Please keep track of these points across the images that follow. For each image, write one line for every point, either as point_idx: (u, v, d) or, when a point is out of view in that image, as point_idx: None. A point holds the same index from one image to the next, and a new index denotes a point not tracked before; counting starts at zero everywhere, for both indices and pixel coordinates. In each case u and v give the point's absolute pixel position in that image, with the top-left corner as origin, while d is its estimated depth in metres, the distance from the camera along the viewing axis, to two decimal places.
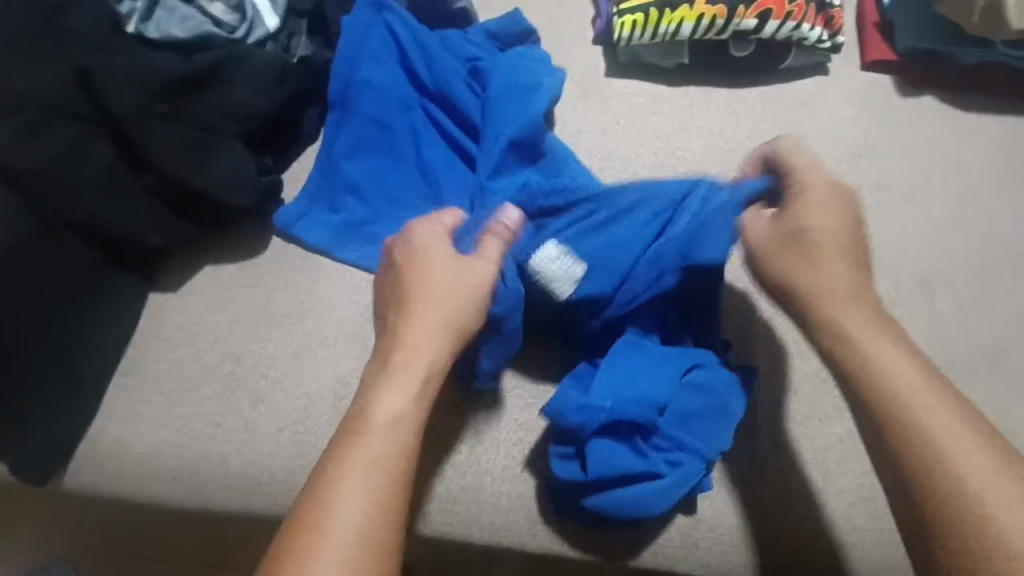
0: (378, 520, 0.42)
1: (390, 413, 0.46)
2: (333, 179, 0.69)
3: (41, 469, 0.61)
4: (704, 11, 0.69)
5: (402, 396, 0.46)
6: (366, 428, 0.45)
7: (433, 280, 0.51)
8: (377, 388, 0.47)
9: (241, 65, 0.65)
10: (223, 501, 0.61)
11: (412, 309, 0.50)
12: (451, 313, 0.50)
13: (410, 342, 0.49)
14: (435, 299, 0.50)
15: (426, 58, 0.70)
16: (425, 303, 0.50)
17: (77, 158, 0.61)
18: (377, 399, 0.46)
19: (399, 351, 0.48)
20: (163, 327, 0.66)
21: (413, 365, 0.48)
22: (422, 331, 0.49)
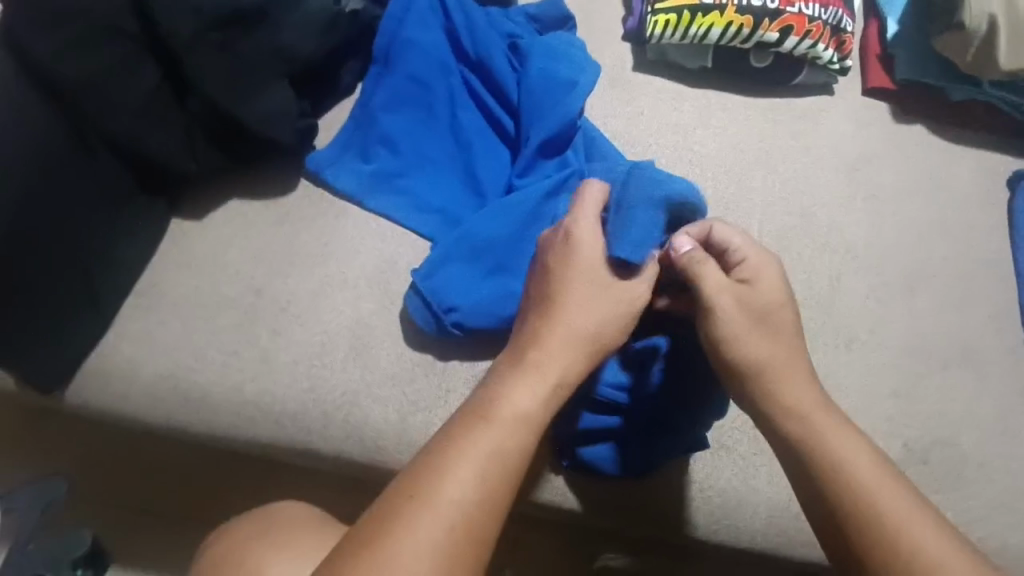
0: (488, 498, 0.45)
1: (515, 411, 0.50)
2: (367, 129, 0.71)
3: (49, 378, 0.60)
4: (732, 20, 0.75)
5: (529, 394, 0.51)
6: (492, 417, 0.49)
7: (581, 292, 0.56)
8: (509, 380, 0.51)
9: (295, 10, 0.65)
10: (233, 425, 0.62)
11: (552, 319, 0.55)
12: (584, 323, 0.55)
13: (546, 348, 0.53)
14: (588, 313, 0.55)
15: (469, 26, 0.73)
16: (568, 313, 0.55)
17: (122, 74, 0.60)
18: (508, 395, 0.50)
19: (531, 354, 0.53)
20: (185, 252, 0.66)
21: (541, 370, 0.52)
22: (558, 343, 0.54)
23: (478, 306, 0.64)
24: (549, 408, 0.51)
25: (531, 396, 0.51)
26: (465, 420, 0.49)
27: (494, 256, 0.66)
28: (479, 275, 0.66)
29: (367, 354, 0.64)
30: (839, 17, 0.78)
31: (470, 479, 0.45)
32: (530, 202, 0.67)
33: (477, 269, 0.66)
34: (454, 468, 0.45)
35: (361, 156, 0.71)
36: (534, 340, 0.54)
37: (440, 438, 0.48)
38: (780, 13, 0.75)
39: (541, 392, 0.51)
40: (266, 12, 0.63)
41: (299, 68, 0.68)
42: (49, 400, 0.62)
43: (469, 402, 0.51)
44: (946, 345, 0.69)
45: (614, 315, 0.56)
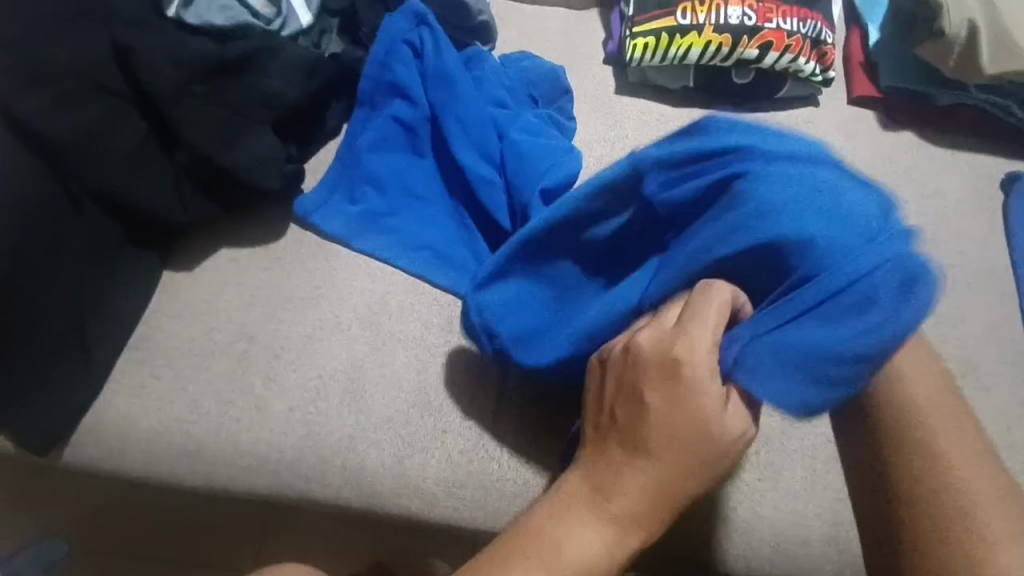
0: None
1: (580, 560, 0.44)
2: (354, 172, 0.71)
3: (44, 437, 0.60)
4: (711, 39, 0.75)
5: (599, 537, 0.45)
6: (552, 567, 0.44)
7: (660, 422, 0.44)
8: (576, 517, 0.46)
9: (276, 58, 0.68)
10: (229, 476, 0.61)
11: (636, 447, 0.45)
12: (667, 457, 0.44)
13: (625, 483, 0.45)
14: (677, 452, 0.43)
15: (445, 65, 0.71)
16: (655, 444, 0.44)
17: (108, 131, 0.62)
18: (573, 534, 0.45)
19: (610, 487, 0.45)
20: (176, 304, 0.66)
21: (614, 508, 0.45)
22: (641, 478, 0.44)
23: (524, 336, 0.58)
24: (625, 552, 0.45)
25: (607, 541, 0.45)
26: (520, 555, 0.45)
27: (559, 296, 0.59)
28: (541, 306, 0.59)
29: (362, 397, 0.64)
30: (819, 30, 0.78)
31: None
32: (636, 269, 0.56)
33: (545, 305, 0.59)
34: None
35: (351, 198, 0.71)
36: (615, 477, 0.45)
37: (485, 563, 0.45)
38: (759, 29, 0.75)
39: (617, 538, 0.45)
40: (250, 62, 0.67)
41: (281, 115, 0.69)
42: (44, 461, 0.62)
43: (537, 534, 0.46)
44: (949, 357, 0.67)
45: (698, 449, 0.43)
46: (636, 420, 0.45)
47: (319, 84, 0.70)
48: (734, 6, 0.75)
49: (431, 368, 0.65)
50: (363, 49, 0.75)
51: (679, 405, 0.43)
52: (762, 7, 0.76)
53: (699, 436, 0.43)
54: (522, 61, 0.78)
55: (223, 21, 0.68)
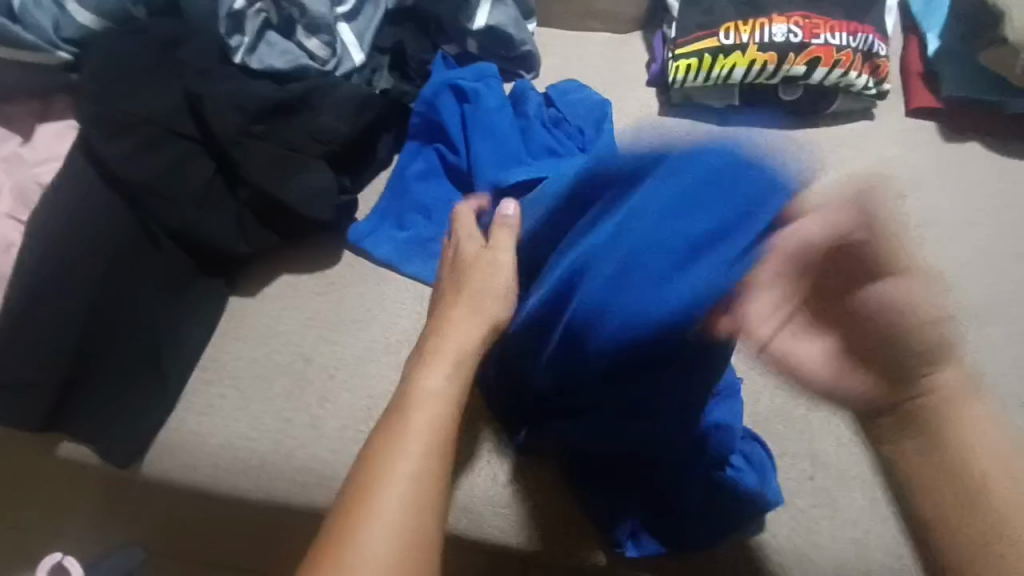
0: (432, 466, 0.47)
1: (432, 394, 0.50)
2: (403, 200, 0.75)
3: (123, 454, 0.65)
4: (755, 58, 0.74)
5: (440, 378, 0.51)
6: (409, 404, 0.49)
7: (469, 283, 0.56)
8: (422, 371, 0.51)
9: (329, 95, 0.73)
10: (289, 493, 0.65)
11: (448, 307, 0.56)
12: (484, 303, 0.55)
13: (450, 335, 0.53)
14: (465, 300, 0.55)
15: (480, 105, 0.74)
16: (463, 299, 0.56)
17: (182, 172, 0.68)
18: (421, 381, 0.51)
19: (441, 331, 0.54)
20: (241, 327, 0.71)
21: (450, 356, 0.52)
22: (460, 328, 0.54)
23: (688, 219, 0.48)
24: (463, 385, 0.51)
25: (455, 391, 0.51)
26: (388, 418, 0.50)
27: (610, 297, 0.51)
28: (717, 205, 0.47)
29: None
30: (871, 42, 0.75)
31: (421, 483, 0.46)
32: (650, 228, 0.49)
33: (679, 305, 0.49)
34: (402, 449, 0.47)
35: (400, 228, 0.74)
36: (443, 327, 0.54)
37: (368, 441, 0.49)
38: (805, 46, 0.74)
39: (447, 402, 0.50)
40: (307, 103, 0.72)
41: (335, 150, 0.73)
42: (125, 475, 0.67)
43: (411, 390, 0.50)
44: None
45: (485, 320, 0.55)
46: (456, 293, 0.56)
47: (369, 118, 0.74)
48: (779, 23, 0.74)
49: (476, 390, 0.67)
50: (410, 84, 0.79)
51: (465, 270, 0.57)
52: (809, 23, 0.74)
53: (490, 270, 0.57)
54: (566, 90, 0.79)
55: (283, 64, 0.74)
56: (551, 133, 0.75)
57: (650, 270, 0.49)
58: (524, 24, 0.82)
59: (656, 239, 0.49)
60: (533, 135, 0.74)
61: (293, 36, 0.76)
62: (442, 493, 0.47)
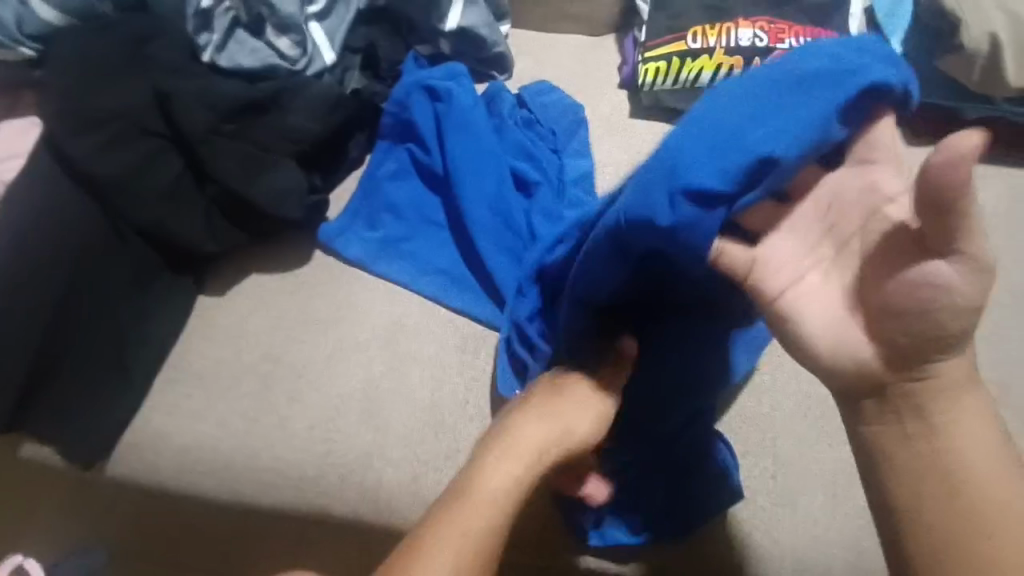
0: (464, 566, 0.47)
1: (495, 490, 0.49)
2: (374, 199, 0.75)
3: (85, 453, 0.65)
4: (721, 62, 0.76)
5: (505, 476, 0.49)
6: (467, 496, 0.49)
7: (562, 398, 0.53)
8: (491, 462, 0.50)
9: (300, 94, 0.73)
10: (255, 493, 0.64)
11: (529, 404, 0.53)
12: (563, 425, 0.51)
13: (523, 428, 0.51)
14: (557, 398, 0.53)
15: (453, 105, 0.75)
16: (555, 404, 0.52)
17: (149, 169, 0.68)
18: (485, 475, 0.50)
19: (514, 418, 0.52)
20: (208, 326, 0.71)
21: (520, 452, 0.50)
22: (535, 421, 0.51)
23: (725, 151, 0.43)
24: (528, 484, 0.50)
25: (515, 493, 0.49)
26: (443, 503, 0.50)
27: (638, 201, 0.45)
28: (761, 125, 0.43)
29: (379, 415, 0.66)
30: None
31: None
32: (727, 112, 0.44)
33: (705, 180, 0.43)
34: (433, 562, 0.46)
35: (372, 227, 0.74)
36: (526, 426, 0.51)
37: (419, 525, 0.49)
38: (771, 50, 0.75)
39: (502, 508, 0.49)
40: (277, 101, 0.72)
41: (305, 149, 0.73)
42: (89, 475, 0.67)
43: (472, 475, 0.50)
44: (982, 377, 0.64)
45: (572, 426, 0.52)
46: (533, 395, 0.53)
47: (340, 118, 0.74)
48: (745, 27, 0.76)
49: (445, 388, 0.67)
50: (382, 84, 0.79)
51: (560, 381, 0.54)
52: (774, 28, 0.76)
53: (587, 390, 0.53)
54: (535, 92, 0.79)
55: (253, 62, 0.73)
56: (525, 135, 0.76)
57: (709, 163, 0.43)
58: (497, 25, 0.82)
59: (737, 129, 0.43)
60: (506, 138, 0.76)
61: (263, 34, 0.75)
62: None
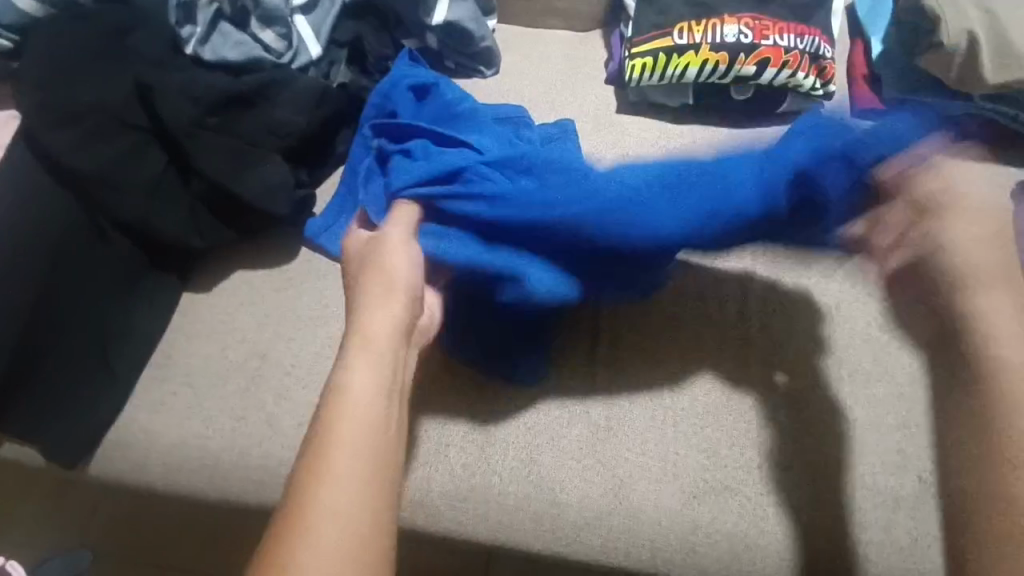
0: (380, 363, 0.50)
1: (363, 379, 0.49)
2: (357, 194, 0.72)
3: (68, 455, 0.64)
4: (707, 58, 0.76)
5: (368, 366, 0.49)
6: (339, 399, 0.47)
7: (378, 264, 0.56)
8: (352, 363, 0.49)
9: (285, 88, 0.72)
10: (244, 491, 0.64)
11: (362, 293, 0.55)
12: (404, 265, 0.56)
13: (370, 321, 0.52)
14: (376, 274, 0.55)
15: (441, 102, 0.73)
16: (379, 271, 0.55)
17: (131, 162, 0.66)
18: (348, 377, 0.49)
19: (355, 291, 0.55)
20: (194, 323, 0.70)
21: (379, 335, 0.51)
22: (381, 304, 0.53)
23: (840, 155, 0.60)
24: (393, 359, 0.51)
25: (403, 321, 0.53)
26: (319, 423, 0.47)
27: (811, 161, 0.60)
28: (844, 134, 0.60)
29: None
30: (818, 44, 0.78)
31: (355, 451, 0.45)
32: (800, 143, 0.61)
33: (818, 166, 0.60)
34: (330, 471, 0.44)
35: (356, 219, 0.72)
36: (371, 282, 0.55)
37: (302, 456, 0.46)
38: (756, 47, 0.76)
39: (393, 343, 0.51)
40: (262, 95, 0.71)
41: (291, 144, 0.72)
42: (73, 476, 0.66)
43: (355, 337, 0.51)
44: None
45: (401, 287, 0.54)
46: (364, 265, 0.57)
47: (326, 112, 0.74)
48: (731, 24, 0.76)
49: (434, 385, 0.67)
50: (369, 79, 0.79)
51: (380, 239, 0.59)
52: (758, 25, 0.76)
53: (392, 245, 0.57)
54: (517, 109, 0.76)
55: (236, 55, 0.73)
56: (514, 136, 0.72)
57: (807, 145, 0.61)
58: (484, 20, 0.82)
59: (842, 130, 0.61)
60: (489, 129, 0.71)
61: (247, 27, 0.74)
62: (380, 471, 0.45)
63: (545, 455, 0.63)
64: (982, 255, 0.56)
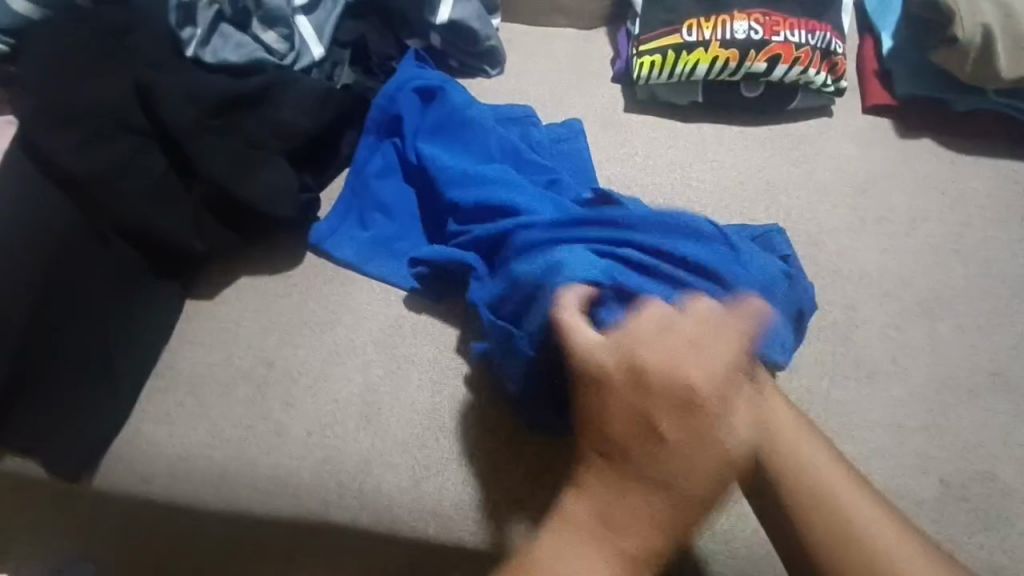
0: (655, 529, 0.44)
1: (633, 553, 0.44)
2: (363, 197, 0.73)
3: (70, 467, 0.62)
4: (717, 55, 0.75)
5: (639, 536, 0.44)
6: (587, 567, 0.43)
7: (677, 406, 0.45)
8: (609, 523, 0.44)
9: (289, 89, 0.70)
10: (249, 503, 0.62)
11: (660, 442, 0.44)
12: (694, 446, 0.44)
13: (663, 476, 0.44)
14: (676, 414, 0.45)
15: (449, 104, 0.72)
16: (682, 424, 0.45)
17: (132, 166, 0.65)
18: (621, 538, 0.44)
19: (618, 450, 0.45)
20: (199, 330, 0.69)
21: (654, 510, 0.44)
22: (681, 466, 0.44)
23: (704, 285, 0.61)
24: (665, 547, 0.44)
25: (654, 522, 0.44)
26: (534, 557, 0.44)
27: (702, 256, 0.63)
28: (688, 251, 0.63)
29: (378, 419, 0.64)
30: (829, 40, 0.77)
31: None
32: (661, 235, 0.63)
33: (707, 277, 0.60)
34: None
35: (361, 225, 0.72)
36: (660, 452, 0.44)
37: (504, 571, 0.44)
38: (766, 43, 0.75)
39: (637, 543, 0.44)
40: (265, 96, 0.70)
41: (295, 146, 0.71)
42: (75, 488, 0.64)
43: (604, 503, 0.45)
44: (977, 368, 0.65)
45: (707, 461, 0.44)
46: (646, 410, 0.45)
47: (331, 114, 0.72)
48: (741, 21, 0.75)
49: (445, 391, 0.65)
50: (373, 79, 0.78)
51: (678, 380, 0.45)
52: (769, 21, 0.75)
53: (703, 375, 0.46)
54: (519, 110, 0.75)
55: (238, 57, 0.71)
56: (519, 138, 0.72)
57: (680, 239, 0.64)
58: (488, 19, 0.81)
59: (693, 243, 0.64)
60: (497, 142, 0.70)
61: (249, 28, 0.73)
62: None
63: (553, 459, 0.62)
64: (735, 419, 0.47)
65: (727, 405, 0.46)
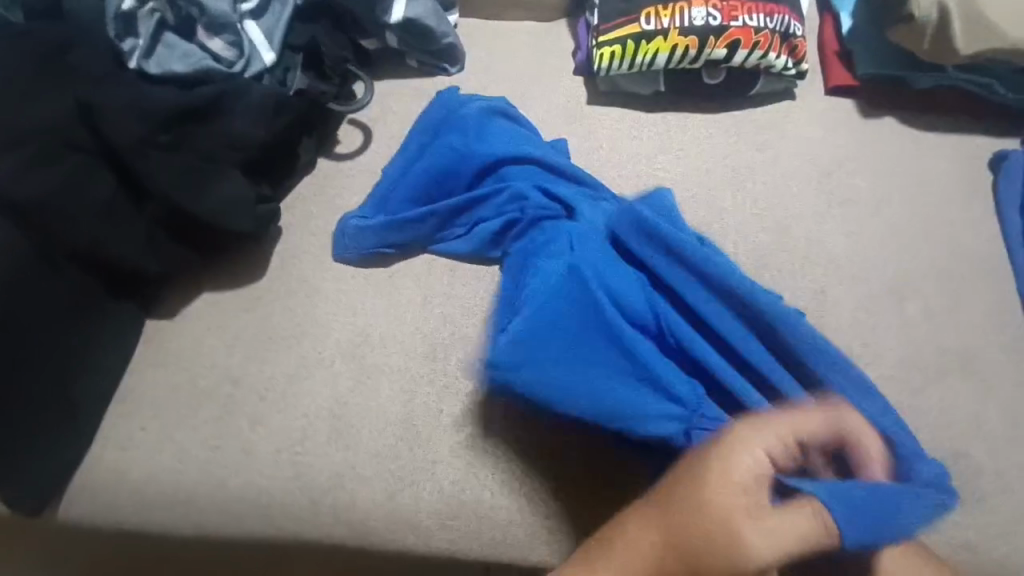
0: None
1: None
2: (394, 188, 0.72)
3: (34, 499, 0.60)
4: (677, 43, 0.74)
5: None
6: None
7: (675, 502, 0.46)
8: None
9: (241, 99, 0.68)
10: (223, 524, 0.61)
11: (653, 527, 0.47)
12: (685, 523, 0.45)
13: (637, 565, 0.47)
14: (667, 512, 0.46)
15: (515, 127, 0.74)
16: (683, 517, 0.45)
17: (80, 188, 0.63)
18: None
19: (627, 537, 0.49)
20: (161, 350, 0.67)
21: None
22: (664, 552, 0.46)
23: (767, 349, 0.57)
24: None
25: None
26: None
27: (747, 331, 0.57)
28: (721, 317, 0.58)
29: (349, 432, 0.63)
30: (788, 23, 0.76)
31: None
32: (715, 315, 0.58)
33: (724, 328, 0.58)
34: None
35: (373, 217, 0.71)
36: (674, 517, 0.46)
37: None
38: (725, 29, 0.74)
39: None
40: (216, 107, 0.68)
41: (251, 156, 0.69)
42: (39, 521, 0.62)
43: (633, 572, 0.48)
44: (948, 348, 0.65)
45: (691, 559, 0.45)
46: (659, 506, 0.47)
47: (286, 121, 0.70)
48: (699, 7, 0.74)
49: (417, 399, 0.64)
50: (327, 83, 0.75)
51: (699, 479, 0.46)
52: (727, 6, 0.75)
53: (709, 485, 0.45)
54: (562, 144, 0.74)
55: (184, 67, 0.69)
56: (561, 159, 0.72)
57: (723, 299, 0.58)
58: (444, 15, 0.80)
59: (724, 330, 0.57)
60: (518, 182, 0.70)
61: (194, 37, 0.71)
62: None
63: (530, 467, 0.61)
64: (738, 507, 0.44)
65: (728, 483, 0.45)
